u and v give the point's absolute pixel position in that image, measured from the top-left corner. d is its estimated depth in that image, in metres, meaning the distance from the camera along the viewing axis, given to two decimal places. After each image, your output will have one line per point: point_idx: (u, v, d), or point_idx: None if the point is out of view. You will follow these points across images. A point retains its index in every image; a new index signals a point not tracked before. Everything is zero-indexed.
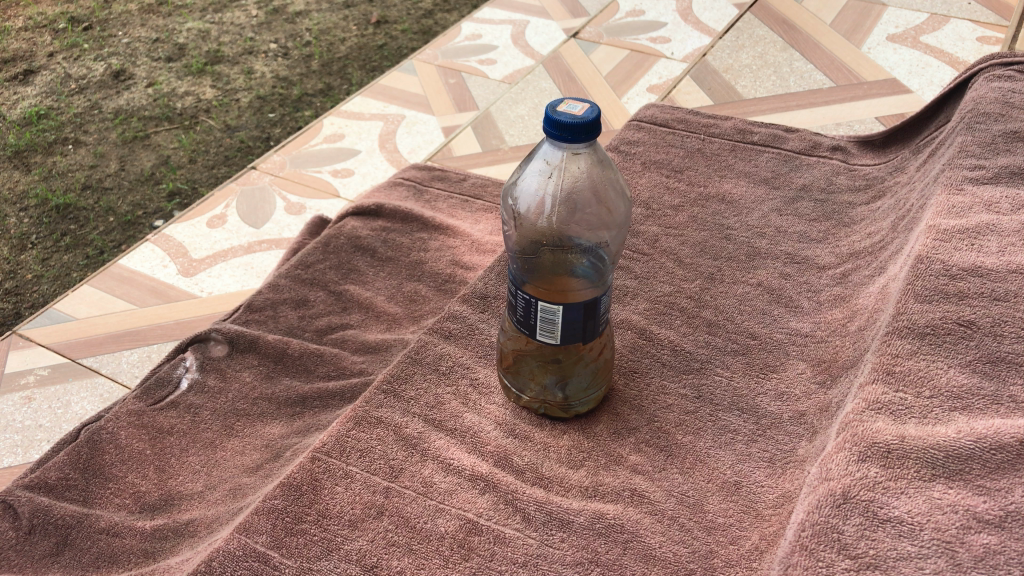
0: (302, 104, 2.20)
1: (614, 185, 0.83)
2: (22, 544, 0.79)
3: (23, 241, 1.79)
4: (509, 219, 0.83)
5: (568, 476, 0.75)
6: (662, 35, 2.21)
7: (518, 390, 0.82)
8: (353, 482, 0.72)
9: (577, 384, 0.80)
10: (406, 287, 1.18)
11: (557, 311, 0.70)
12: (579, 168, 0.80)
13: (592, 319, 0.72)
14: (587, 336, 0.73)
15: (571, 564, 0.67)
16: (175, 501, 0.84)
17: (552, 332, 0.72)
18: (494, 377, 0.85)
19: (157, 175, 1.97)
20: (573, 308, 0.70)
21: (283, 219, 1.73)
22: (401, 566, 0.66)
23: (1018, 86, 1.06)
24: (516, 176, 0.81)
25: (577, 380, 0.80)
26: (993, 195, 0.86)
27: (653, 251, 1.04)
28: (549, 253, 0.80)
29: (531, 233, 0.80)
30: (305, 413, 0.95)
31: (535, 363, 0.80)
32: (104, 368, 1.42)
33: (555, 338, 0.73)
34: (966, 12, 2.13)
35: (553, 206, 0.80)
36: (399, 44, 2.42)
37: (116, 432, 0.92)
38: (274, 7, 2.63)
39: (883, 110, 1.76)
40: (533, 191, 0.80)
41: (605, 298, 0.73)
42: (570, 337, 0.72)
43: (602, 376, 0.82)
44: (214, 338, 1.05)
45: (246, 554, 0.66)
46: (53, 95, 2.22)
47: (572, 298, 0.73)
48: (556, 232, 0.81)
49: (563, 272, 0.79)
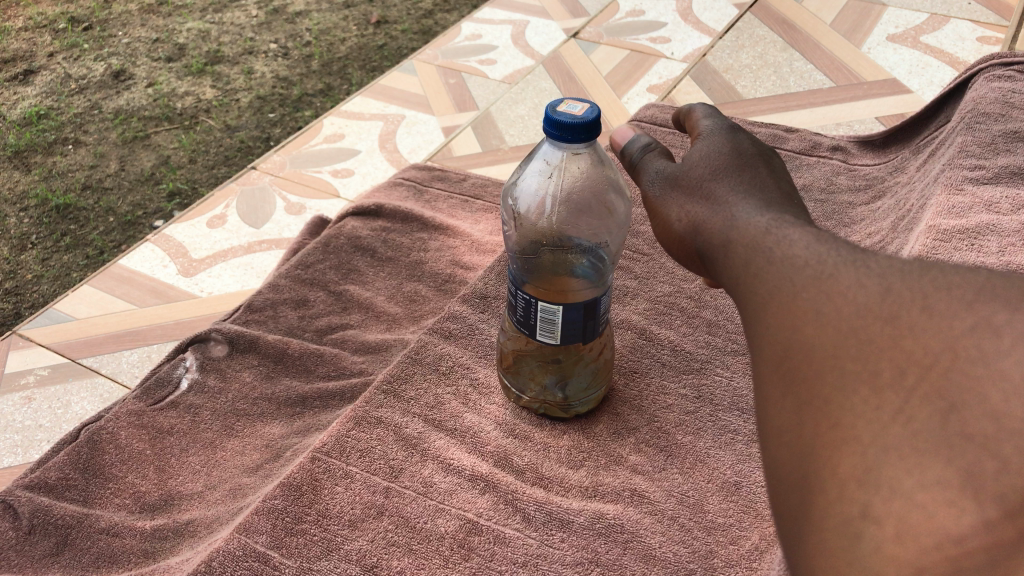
0: (303, 104, 2.20)
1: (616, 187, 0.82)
2: (22, 544, 0.79)
3: (23, 241, 1.80)
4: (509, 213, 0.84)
5: (568, 476, 0.75)
6: (662, 35, 2.20)
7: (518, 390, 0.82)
8: (353, 482, 0.72)
9: (577, 384, 0.80)
10: (407, 286, 1.18)
11: (556, 311, 0.70)
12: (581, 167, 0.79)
13: (592, 319, 0.72)
14: (587, 336, 0.73)
15: (571, 565, 0.67)
16: (175, 502, 0.84)
17: (552, 331, 0.72)
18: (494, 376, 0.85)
19: (157, 175, 1.97)
20: (574, 307, 0.70)
21: (283, 219, 1.72)
22: (401, 566, 0.66)
23: (1018, 87, 1.06)
24: (517, 175, 0.81)
25: (577, 380, 0.80)
26: (993, 195, 0.86)
27: (654, 251, 1.04)
28: (548, 253, 0.80)
29: (531, 233, 0.81)
30: (305, 413, 0.95)
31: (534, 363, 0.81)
32: (104, 368, 1.42)
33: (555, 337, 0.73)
34: (966, 12, 2.13)
35: (553, 206, 0.80)
36: (399, 44, 2.42)
37: (116, 432, 0.92)
38: (274, 7, 2.63)
39: (883, 110, 1.77)
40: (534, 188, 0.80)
41: (606, 298, 0.73)
42: (571, 338, 0.72)
43: (602, 376, 0.82)
44: (214, 338, 1.05)
45: (246, 554, 0.65)
46: (53, 95, 2.22)
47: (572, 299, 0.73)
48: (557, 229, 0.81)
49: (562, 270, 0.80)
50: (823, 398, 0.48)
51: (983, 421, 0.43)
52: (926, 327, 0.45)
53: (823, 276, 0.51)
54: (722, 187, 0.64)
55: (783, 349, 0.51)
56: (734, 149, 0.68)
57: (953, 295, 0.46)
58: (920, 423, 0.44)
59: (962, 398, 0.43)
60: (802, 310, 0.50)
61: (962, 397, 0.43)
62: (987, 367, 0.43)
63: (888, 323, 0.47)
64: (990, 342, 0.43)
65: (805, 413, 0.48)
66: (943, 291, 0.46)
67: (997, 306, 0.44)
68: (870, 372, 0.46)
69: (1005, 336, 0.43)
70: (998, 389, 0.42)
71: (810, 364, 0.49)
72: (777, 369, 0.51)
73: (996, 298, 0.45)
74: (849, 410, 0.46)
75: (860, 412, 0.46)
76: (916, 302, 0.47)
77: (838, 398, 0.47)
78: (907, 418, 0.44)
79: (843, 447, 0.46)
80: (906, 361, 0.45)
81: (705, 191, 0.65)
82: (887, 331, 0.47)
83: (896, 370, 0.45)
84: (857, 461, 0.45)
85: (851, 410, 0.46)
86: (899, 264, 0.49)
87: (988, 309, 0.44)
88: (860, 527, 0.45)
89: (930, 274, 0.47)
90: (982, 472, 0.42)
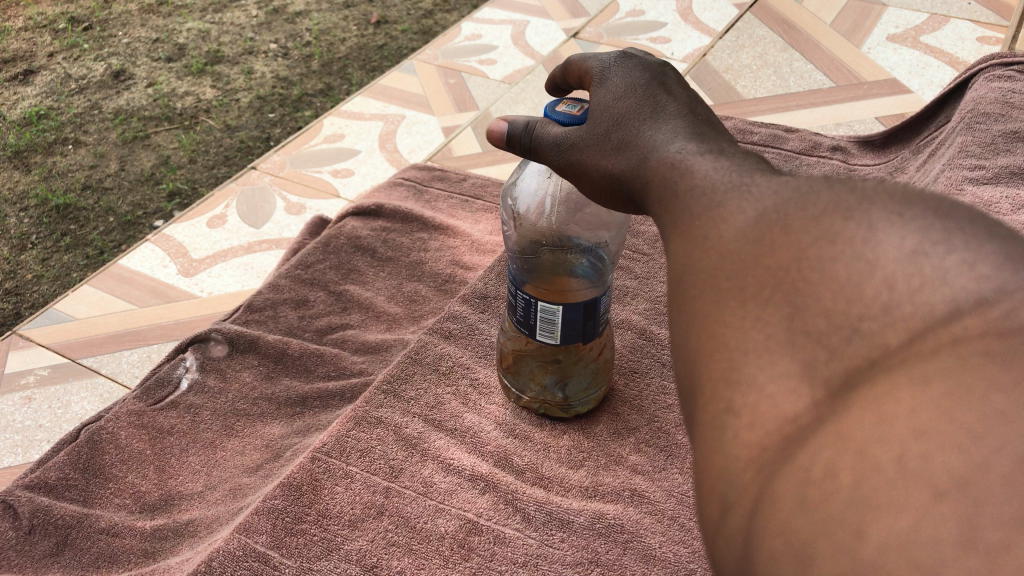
0: (303, 104, 2.20)
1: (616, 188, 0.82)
2: (21, 544, 0.79)
3: (23, 241, 1.80)
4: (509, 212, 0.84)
5: (568, 476, 0.75)
6: (662, 35, 2.20)
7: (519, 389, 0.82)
8: (353, 482, 0.72)
9: (577, 384, 0.80)
10: (407, 287, 1.18)
11: (556, 311, 0.70)
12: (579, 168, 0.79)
13: (592, 319, 0.72)
14: (587, 335, 0.73)
15: (571, 564, 0.67)
16: (175, 502, 0.84)
17: (552, 331, 0.72)
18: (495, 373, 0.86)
19: (157, 175, 1.97)
20: (574, 307, 0.70)
21: (283, 219, 1.72)
22: (401, 566, 0.66)
23: (1018, 87, 1.06)
24: (517, 174, 0.82)
25: (577, 380, 0.80)
26: (993, 196, 0.86)
27: (654, 251, 1.04)
28: (548, 253, 0.80)
29: (531, 233, 0.81)
30: (305, 413, 0.95)
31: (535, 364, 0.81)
32: (104, 368, 1.42)
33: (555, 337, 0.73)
34: (966, 12, 2.13)
35: (552, 206, 0.80)
36: (399, 44, 2.42)
37: (116, 432, 0.92)
38: (274, 7, 2.62)
39: (883, 110, 1.77)
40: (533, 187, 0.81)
41: (605, 298, 0.73)
42: (571, 337, 0.73)
43: (602, 376, 0.82)
44: (214, 338, 1.05)
45: (246, 554, 0.65)
46: (52, 95, 2.22)
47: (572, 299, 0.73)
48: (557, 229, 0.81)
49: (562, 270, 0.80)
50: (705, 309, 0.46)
51: (818, 320, 0.42)
52: (781, 240, 0.45)
53: (714, 204, 0.49)
54: (632, 129, 0.60)
55: (680, 267, 0.49)
56: (634, 85, 0.63)
57: (806, 212, 0.45)
58: (771, 325, 0.43)
59: (805, 300, 0.43)
60: (696, 236, 0.49)
61: (804, 300, 0.43)
62: (821, 272, 0.43)
63: (756, 245, 0.45)
64: (824, 251, 0.43)
65: (692, 326, 0.47)
66: (798, 208, 0.45)
67: (835, 217, 0.43)
68: (738, 286, 0.45)
69: (843, 246, 0.43)
70: (832, 291, 0.42)
71: (697, 280, 0.47)
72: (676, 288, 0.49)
73: (839, 208, 0.44)
74: (723, 317, 0.45)
75: (734, 323, 0.45)
76: (780, 220, 0.45)
77: (716, 310, 0.46)
78: (763, 323, 0.44)
79: (718, 353, 0.45)
80: (765, 270, 0.44)
81: (616, 139, 0.61)
82: (755, 246, 0.45)
83: (758, 283, 0.44)
84: (726, 364, 0.44)
85: (723, 319, 0.45)
86: (774, 185, 0.47)
87: (829, 222, 0.43)
88: (723, 420, 0.43)
89: (796, 193, 0.46)
90: (820, 366, 0.42)
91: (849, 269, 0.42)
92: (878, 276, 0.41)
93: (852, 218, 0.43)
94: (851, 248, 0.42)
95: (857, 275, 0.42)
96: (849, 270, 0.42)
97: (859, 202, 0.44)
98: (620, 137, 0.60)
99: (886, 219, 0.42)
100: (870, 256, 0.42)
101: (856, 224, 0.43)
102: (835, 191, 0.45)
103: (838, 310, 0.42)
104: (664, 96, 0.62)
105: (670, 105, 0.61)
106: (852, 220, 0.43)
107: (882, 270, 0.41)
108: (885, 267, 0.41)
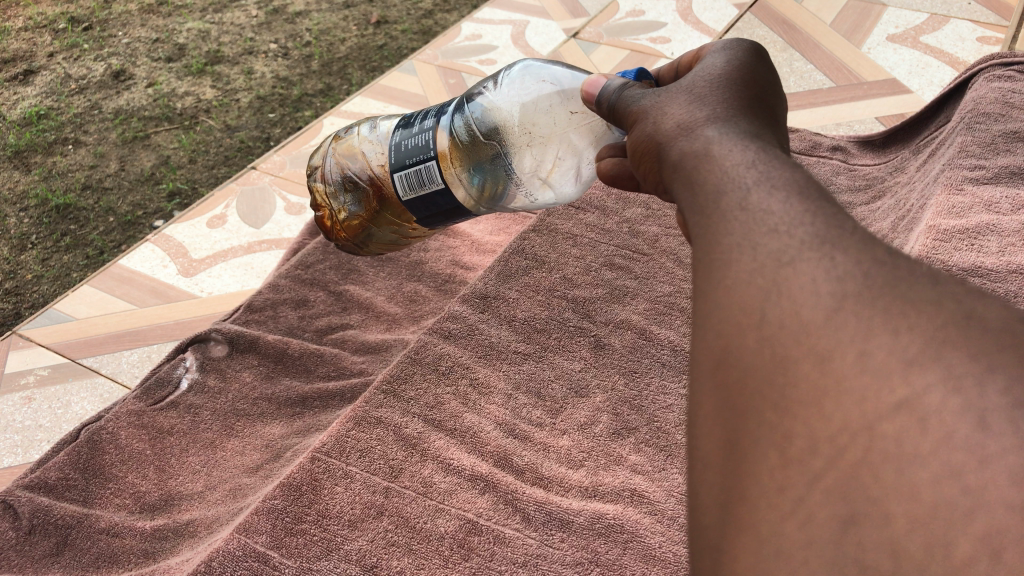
0: (303, 104, 2.20)
1: (572, 172, 0.92)
2: (21, 544, 0.79)
3: (23, 241, 1.80)
4: (500, 84, 0.94)
5: (568, 476, 0.76)
6: (661, 35, 2.19)
7: (335, 187, 1.05)
8: (353, 482, 0.72)
9: (379, 235, 1.05)
10: (406, 286, 1.17)
11: (433, 183, 0.82)
12: (596, 121, 0.86)
13: (441, 211, 0.84)
14: (426, 215, 0.86)
15: (571, 565, 0.67)
16: (175, 502, 0.84)
17: (409, 186, 0.83)
18: (332, 155, 1.06)
19: (157, 175, 1.97)
20: (443, 194, 0.82)
21: (282, 219, 1.72)
22: (400, 566, 0.66)
23: (1018, 86, 1.06)
24: (547, 88, 0.91)
25: (380, 234, 1.04)
26: (994, 196, 0.87)
27: (654, 251, 1.04)
28: (480, 138, 0.90)
29: (491, 120, 0.91)
30: (305, 413, 0.96)
31: (364, 187, 1.02)
32: (104, 368, 1.42)
33: (406, 191, 0.84)
34: (966, 12, 2.12)
35: (523, 127, 0.90)
36: (399, 44, 2.42)
37: (116, 432, 0.91)
38: (274, 7, 2.61)
39: (882, 110, 1.78)
40: (535, 86, 0.92)
41: (468, 212, 0.85)
42: (417, 207, 0.85)
43: (387, 245, 1.08)
44: (214, 338, 1.06)
45: (246, 554, 0.65)
46: (52, 95, 2.22)
47: (452, 186, 0.84)
48: (508, 138, 0.91)
49: (475, 157, 0.89)
50: (742, 453, 0.37)
51: (880, 554, 0.34)
52: (857, 384, 0.34)
53: (783, 261, 0.37)
54: (716, 95, 0.50)
55: (719, 344, 0.38)
56: (752, 70, 0.54)
57: (896, 343, 0.34)
58: (818, 525, 0.35)
59: (869, 511, 0.34)
60: (750, 311, 0.37)
61: (870, 509, 0.34)
62: (899, 476, 0.33)
63: (820, 364, 0.35)
64: (913, 440, 0.33)
65: (719, 463, 0.38)
66: (889, 330, 0.34)
67: (936, 378, 0.33)
68: (782, 437, 0.36)
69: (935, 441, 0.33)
70: (910, 515, 0.33)
71: (743, 394, 0.37)
72: (712, 372, 0.38)
73: (950, 363, 0.33)
74: (758, 475, 0.36)
75: (766, 493, 0.36)
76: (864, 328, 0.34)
77: (751, 462, 0.37)
78: (807, 519, 0.35)
79: (746, 536, 0.37)
80: (823, 432, 0.35)
81: (679, 98, 0.51)
82: (815, 375, 0.35)
83: (810, 447, 0.35)
84: (747, 566, 0.36)
85: (758, 480, 0.36)
86: (870, 263, 0.36)
87: (924, 381, 0.33)
88: None
89: (895, 290, 0.35)
90: None
91: (937, 491, 0.33)
92: (978, 527, 0.32)
93: (958, 391, 0.32)
94: (950, 447, 0.32)
95: (951, 511, 0.33)
96: (939, 491, 0.33)
97: (974, 358, 0.33)
98: (701, 92, 0.51)
99: (1004, 411, 0.32)
100: (974, 477, 0.32)
101: (963, 411, 0.32)
102: (945, 319, 0.34)
103: (913, 557, 0.33)
104: (773, 100, 0.52)
105: (768, 109, 0.51)
106: (957, 395, 0.32)
107: (988, 511, 0.32)
108: (992, 512, 0.32)
